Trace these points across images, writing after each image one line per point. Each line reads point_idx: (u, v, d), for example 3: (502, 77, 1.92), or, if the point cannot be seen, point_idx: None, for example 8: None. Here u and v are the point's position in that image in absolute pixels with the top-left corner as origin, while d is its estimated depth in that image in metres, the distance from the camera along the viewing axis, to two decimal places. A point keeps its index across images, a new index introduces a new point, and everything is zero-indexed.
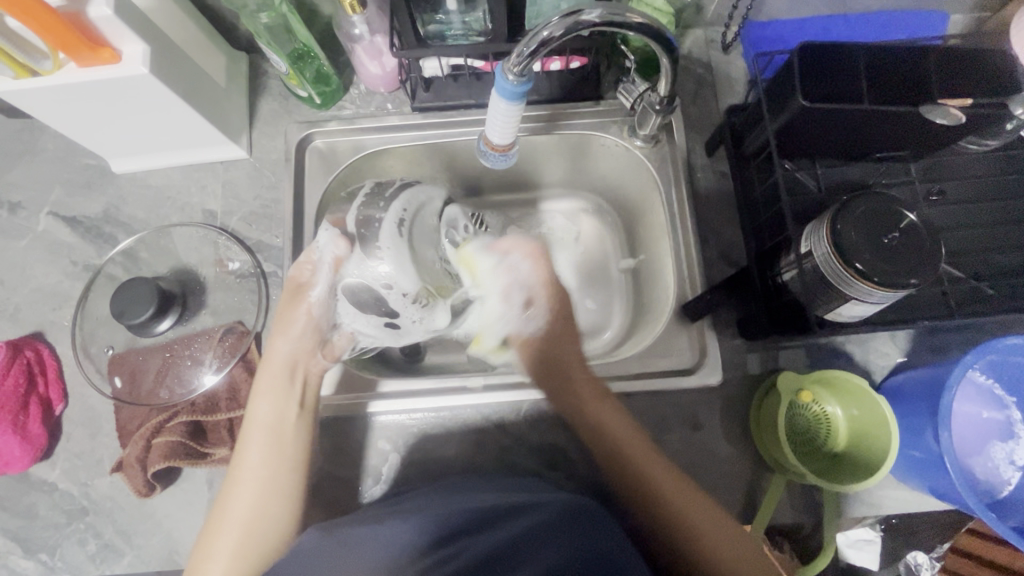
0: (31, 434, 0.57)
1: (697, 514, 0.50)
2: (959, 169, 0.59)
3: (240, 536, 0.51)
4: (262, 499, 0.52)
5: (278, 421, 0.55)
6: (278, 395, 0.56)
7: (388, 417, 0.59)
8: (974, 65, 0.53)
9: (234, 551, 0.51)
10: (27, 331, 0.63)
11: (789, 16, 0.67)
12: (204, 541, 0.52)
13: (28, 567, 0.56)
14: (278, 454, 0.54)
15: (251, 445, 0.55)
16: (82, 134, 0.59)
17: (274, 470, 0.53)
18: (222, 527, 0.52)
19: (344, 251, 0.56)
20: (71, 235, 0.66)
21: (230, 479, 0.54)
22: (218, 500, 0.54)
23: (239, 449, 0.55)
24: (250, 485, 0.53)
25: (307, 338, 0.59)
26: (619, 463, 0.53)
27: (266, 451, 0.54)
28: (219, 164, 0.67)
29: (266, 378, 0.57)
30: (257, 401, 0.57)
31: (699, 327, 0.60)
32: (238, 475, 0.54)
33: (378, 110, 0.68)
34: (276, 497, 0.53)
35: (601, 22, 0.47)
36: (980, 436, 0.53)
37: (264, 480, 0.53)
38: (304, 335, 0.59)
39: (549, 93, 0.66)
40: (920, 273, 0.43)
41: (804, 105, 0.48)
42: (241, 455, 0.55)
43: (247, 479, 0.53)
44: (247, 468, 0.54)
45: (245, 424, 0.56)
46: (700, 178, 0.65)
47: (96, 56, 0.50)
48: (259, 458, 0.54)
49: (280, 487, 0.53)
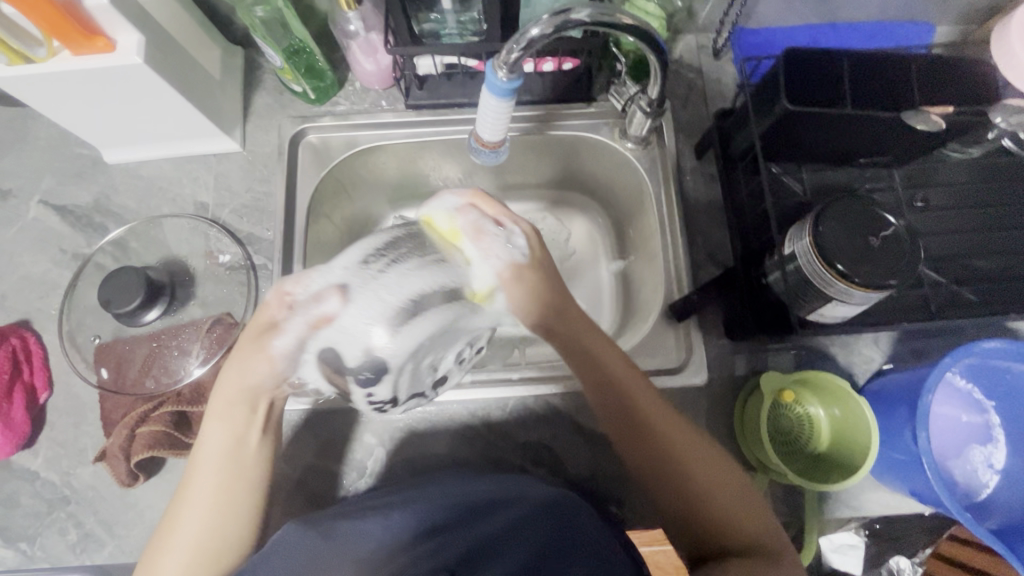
0: (15, 421, 0.57)
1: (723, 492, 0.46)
2: (942, 176, 0.60)
3: (197, 552, 0.46)
4: (217, 523, 0.47)
5: (237, 447, 0.49)
6: (239, 425, 0.49)
7: (373, 412, 0.59)
8: (956, 70, 0.54)
9: (185, 566, 0.46)
10: (13, 318, 0.63)
11: (778, 24, 0.69)
12: (153, 550, 0.47)
13: (7, 556, 0.56)
14: (235, 482, 0.48)
15: (203, 468, 0.48)
16: (74, 122, 0.59)
17: (233, 494, 0.48)
18: (171, 546, 0.46)
19: (336, 309, 0.47)
20: (61, 223, 0.66)
21: (180, 499, 0.48)
22: (166, 519, 0.48)
23: (189, 472, 0.49)
24: (206, 510, 0.47)
25: (259, 380, 0.49)
26: (650, 438, 0.48)
27: (224, 477, 0.48)
28: (211, 157, 0.67)
29: (222, 410, 0.50)
30: (208, 426, 0.49)
31: (685, 327, 0.60)
32: (192, 495, 0.48)
33: (372, 106, 0.69)
34: (231, 523, 0.48)
35: (591, 22, 0.47)
36: (960, 439, 0.54)
37: (220, 501, 0.48)
38: (256, 375, 0.49)
39: (542, 93, 0.67)
40: (898, 274, 0.44)
41: (790, 109, 0.49)
42: (192, 481, 0.48)
43: (197, 503, 0.47)
44: (198, 488, 0.48)
45: (194, 450, 0.49)
46: (689, 181, 0.65)
47: (91, 45, 0.50)
48: (212, 482, 0.48)
49: (239, 507, 0.48)
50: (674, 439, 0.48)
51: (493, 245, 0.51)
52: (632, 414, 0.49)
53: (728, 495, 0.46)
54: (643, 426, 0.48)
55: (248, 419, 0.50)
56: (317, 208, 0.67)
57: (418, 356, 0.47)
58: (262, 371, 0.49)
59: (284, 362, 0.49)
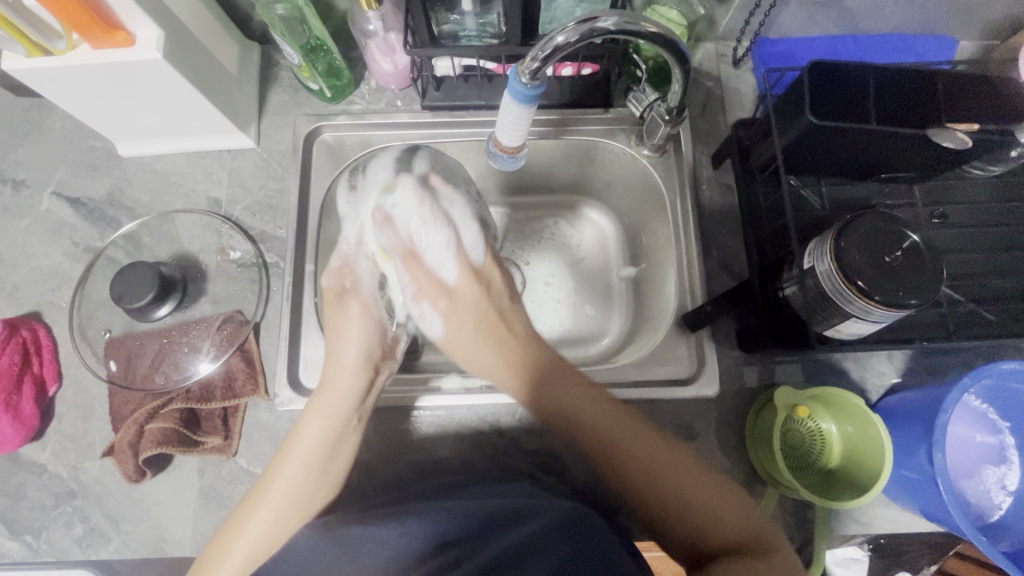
0: (24, 414, 0.57)
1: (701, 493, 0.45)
2: (961, 194, 0.60)
3: (265, 537, 0.47)
4: (286, 514, 0.48)
5: (334, 446, 0.51)
6: (335, 419, 0.51)
7: (418, 413, 0.58)
8: (982, 89, 0.53)
9: (249, 552, 0.47)
10: (24, 310, 0.62)
11: (800, 34, 0.68)
12: (224, 530, 0.48)
13: (13, 548, 0.56)
14: (317, 475, 0.50)
15: (295, 456, 0.50)
16: (91, 115, 0.59)
17: (307, 491, 0.49)
18: (243, 529, 0.48)
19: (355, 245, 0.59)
20: (74, 215, 0.66)
21: (262, 482, 0.50)
22: (244, 500, 0.49)
23: (278, 457, 0.50)
24: (280, 504, 0.48)
25: (373, 344, 0.56)
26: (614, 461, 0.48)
27: (307, 472, 0.49)
28: (225, 153, 0.67)
29: (329, 400, 0.52)
30: (311, 416, 0.51)
31: (698, 338, 0.60)
32: (270, 484, 0.49)
33: (388, 107, 0.68)
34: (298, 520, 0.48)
35: (616, 30, 0.47)
36: (973, 459, 0.53)
37: (298, 493, 0.49)
38: (370, 338, 0.56)
39: (560, 98, 0.66)
40: (919, 293, 0.44)
41: (812, 123, 0.49)
42: (279, 467, 0.50)
43: (279, 489, 0.49)
44: (280, 478, 0.49)
45: (288, 438, 0.51)
46: (705, 190, 0.65)
47: (111, 39, 0.50)
48: (298, 472, 0.49)
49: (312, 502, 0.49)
50: (650, 457, 0.47)
51: (424, 309, 0.57)
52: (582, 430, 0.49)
53: (709, 506, 0.45)
54: (589, 437, 0.49)
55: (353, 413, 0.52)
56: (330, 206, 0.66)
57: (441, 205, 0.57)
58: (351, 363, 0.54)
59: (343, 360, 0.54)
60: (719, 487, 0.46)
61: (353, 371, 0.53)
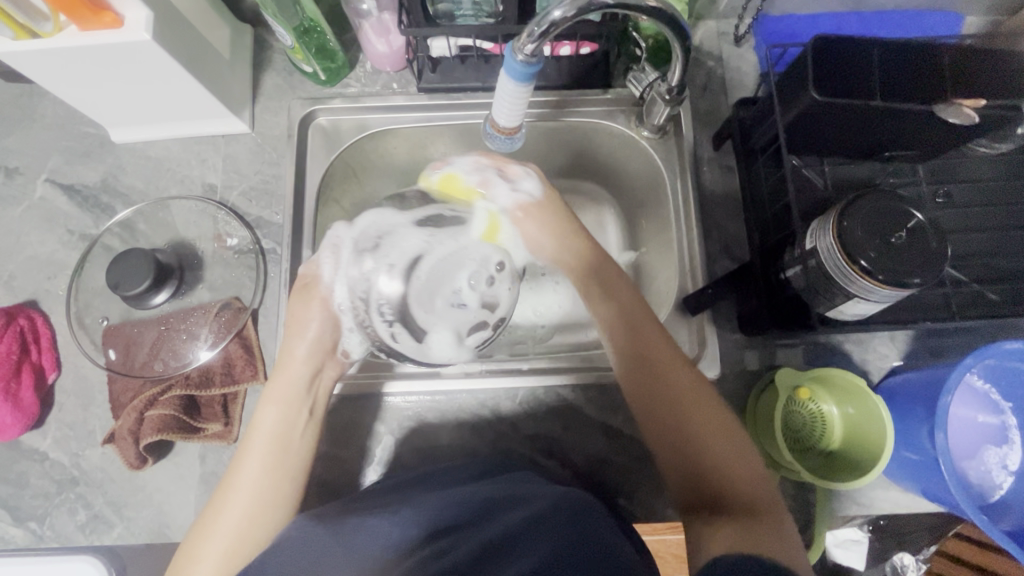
0: (23, 402, 0.57)
1: (723, 447, 0.46)
2: (965, 172, 0.59)
3: (235, 539, 0.47)
4: (258, 509, 0.48)
5: (295, 434, 0.52)
6: (295, 405, 0.52)
7: (386, 399, 0.58)
8: (987, 65, 0.52)
9: (224, 553, 0.46)
10: (21, 298, 0.62)
11: (802, 10, 0.67)
12: (194, 541, 0.47)
13: (17, 535, 0.56)
14: (280, 467, 0.50)
15: (255, 453, 0.50)
16: (82, 100, 0.58)
17: (278, 485, 0.49)
18: (218, 523, 0.48)
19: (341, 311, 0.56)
20: (68, 203, 0.65)
21: (227, 483, 0.50)
22: (211, 507, 0.49)
23: (239, 455, 0.51)
24: (251, 497, 0.48)
25: (327, 339, 0.55)
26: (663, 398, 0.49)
27: (275, 463, 0.50)
28: (220, 138, 0.66)
29: (280, 385, 0.53)
30: (265, 408, 0.52)
31: (698, 321, 0.59)
32: (236, 485, 0.49)
33: (383, 89, 0.67)
34: (274, 508, 0.48)
35: (614, 5, 0.46)
36: (974, 440, 0.53)
37: (261, 492, 0.49)
38: (324, 333, 0.55)
39: (559, 79, 0.65)
40: (924, 272, 0.43)
41: (814, 97, 0.48)
42: (242, 460, 0.50)
43: (243, 489, 0.49)
44: (245, 478, 0.49)
45: (248, 433, 0.52)
46: (706, 171, 0.64)
47: (99, 20, 0.49)
48: (262, 468, 0.49)
49: (280, 497, 0.49)
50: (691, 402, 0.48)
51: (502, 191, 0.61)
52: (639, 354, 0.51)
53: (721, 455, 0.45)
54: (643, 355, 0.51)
55: (307, 403, 0.53)
56: (326, 191, 0.66)
57: (423, 296, 0.51)
58: (301, 365, 0.54)
59: (296, 369, 0.54)
60: (734, 430, 0.47)
61: (306, 368, 0.54)
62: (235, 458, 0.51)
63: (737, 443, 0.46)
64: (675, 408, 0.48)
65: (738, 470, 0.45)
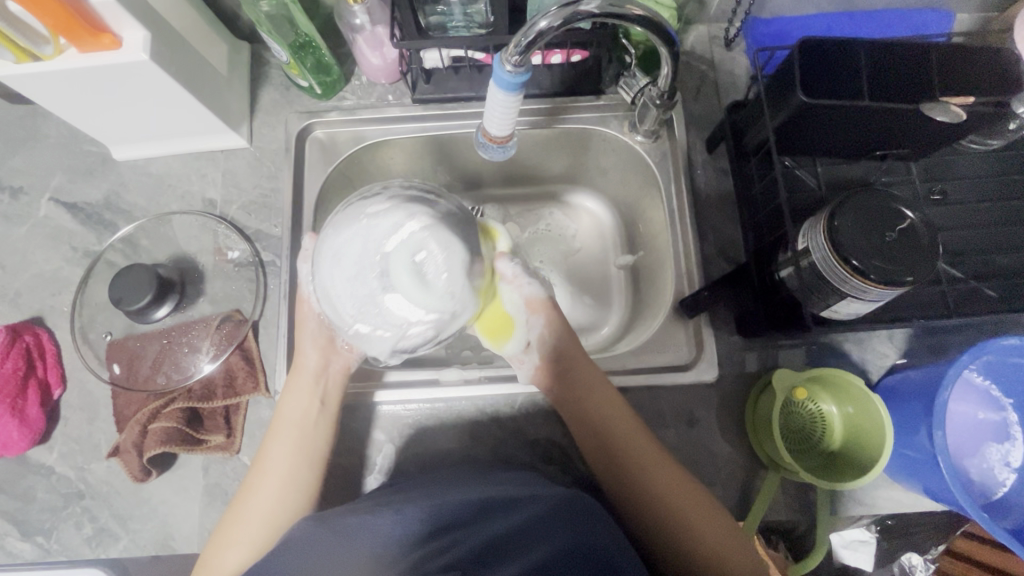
0: (29, 417, 0.57)
1: (691, 506, 0.49)
2: (960, 169, 0.59)
3: (256, 531, 0.50)
4: (283, 496, 0.52)
5: (307, 424, 0.54)
6: (308, 400, 0.55)
7: (379, 407, 0.59)
8: (974, 61, 0.53)
9: (248, 544, 0.50)
10: (26, 315, 0.63)
11: (791, 13, 0.67)
12: (221, 531, 0.51)
13: (25, 549, 0.57)
14: (297, 458, 0.53)
15: (279, 445, 0.53)
16: (83, 120, 0.59)
17: (299, 471, 0.53)
18: (244, 511, 0.51)
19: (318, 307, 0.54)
20: (72, 221, 0.66)
21: (257, 468, 0.53)
22: (237, 496, 0.53)
23: (267, 442, 0.54)
24: (276, 485, 0.52)
25: (322, 335, 0.56)
26: (619, 462, 0.52)
27: (294, 453, 0.53)
28: (219, 153, 0.67)
29: (295, 378, 0.55)
30: (288, 399, 0.55)
31: (696, 323, 0.60)
32: (262, 472, 0.53)
33: (378, 101, 0.68)
34: (295, 495, 0.52)
35: (600, 13, 0.47)
36: (976, 438, 0.53)
37: (285, 481, 0.52)
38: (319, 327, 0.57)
39: (551, 86, 0.66)
40: (915, 271, 0.43)
41: (802, 100, 0.48)
42: (267, 452, 0.54)
43: (274, 475, 0.52)
44: (271, 466, 0.53)
45: (274, 422, 0.55)
46: (700, 175, 0.65)
47: (98, 41, 0.50)
48: (286, 458, 0.53)
49: (297, 493, 0.52)
50: (655, 475, 0.51)
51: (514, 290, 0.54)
52: (608, 441, 0.53)
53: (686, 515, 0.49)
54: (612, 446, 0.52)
55: (317, 394, 0.55)
56: (325, 203, 0.67)
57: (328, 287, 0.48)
58: (311, 359, 0.56)
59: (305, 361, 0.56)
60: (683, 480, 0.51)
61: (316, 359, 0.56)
62: (262, 446, 0.55)
63: (699, 496, 0.50)
64: (636, 480, 0.51)
65: (701, 532, 0.48)
